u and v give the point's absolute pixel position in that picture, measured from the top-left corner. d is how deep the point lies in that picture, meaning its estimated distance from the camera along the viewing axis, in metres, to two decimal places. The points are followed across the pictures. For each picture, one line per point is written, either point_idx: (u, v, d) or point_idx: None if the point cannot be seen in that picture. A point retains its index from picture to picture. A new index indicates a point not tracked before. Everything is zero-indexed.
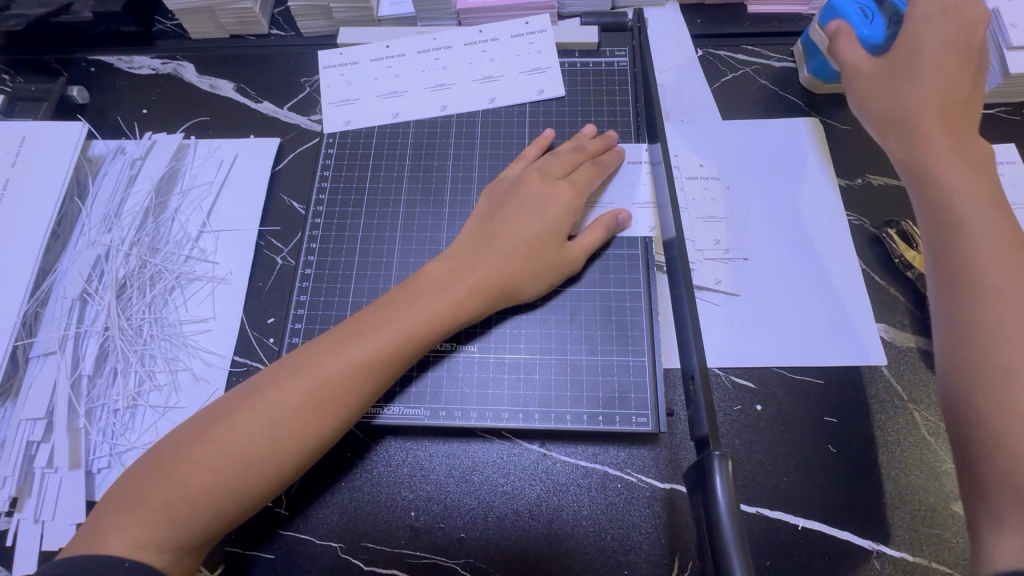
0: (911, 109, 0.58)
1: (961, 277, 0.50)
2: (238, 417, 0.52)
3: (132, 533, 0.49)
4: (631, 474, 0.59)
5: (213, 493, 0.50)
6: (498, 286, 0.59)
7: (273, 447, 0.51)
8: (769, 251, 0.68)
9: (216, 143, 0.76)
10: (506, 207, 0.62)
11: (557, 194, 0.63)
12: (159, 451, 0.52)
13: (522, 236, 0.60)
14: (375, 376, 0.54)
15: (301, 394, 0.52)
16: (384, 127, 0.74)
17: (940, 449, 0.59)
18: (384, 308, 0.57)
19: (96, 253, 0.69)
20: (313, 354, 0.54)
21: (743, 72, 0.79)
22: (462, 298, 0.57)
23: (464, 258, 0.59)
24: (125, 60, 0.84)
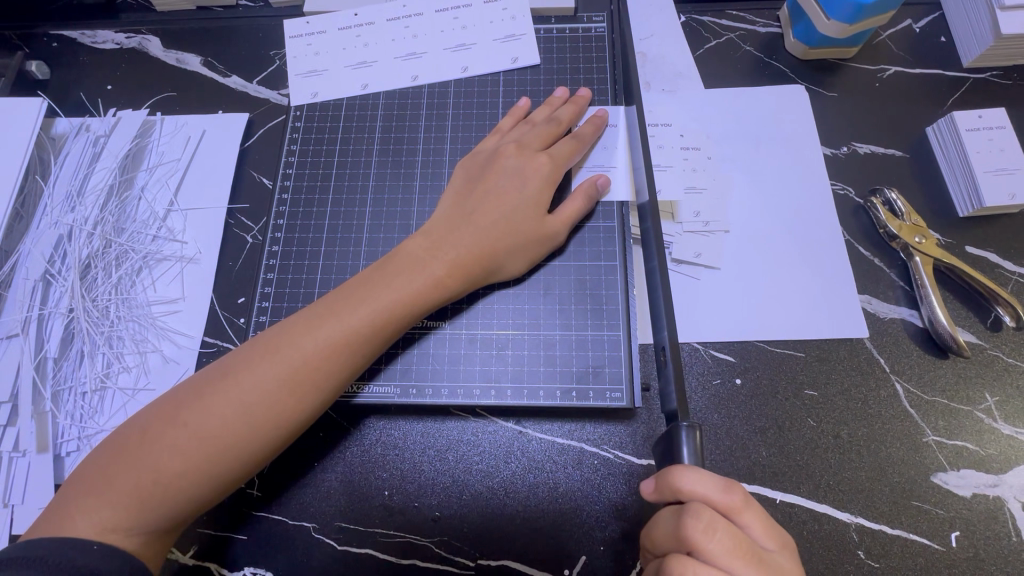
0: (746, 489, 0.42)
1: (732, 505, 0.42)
2: (210, 400, 0.49)
3: (99, 518, 0.46)
4: (607, 450, 0.58)
5: (186, 477, 0.48)
6: (479, 264, 0.56)
7: (249, 431, 0.49)
8: (751, 223, 0.66)
9: (181, 119, 0.74)
10: (484, 182, 0.60)
11: (536, 165, 0.60)
12: (125, 432, 0.50)
13: (501, 211, 0.58)
14: (355, 358, 0.52)
15: (278, 378, 0.50)
16: (353, 99, 0.71)
17: (921, 421, 0.58)
18: (360, 288, 0.54)
19: (58, 233, 0.67)
20: (288, 334, 0.52)
21: (727, 38, 0.76)
22: (442, 278, 0.55)
23: (441, 233, 0.57)
24: (87, 34, 0.80)
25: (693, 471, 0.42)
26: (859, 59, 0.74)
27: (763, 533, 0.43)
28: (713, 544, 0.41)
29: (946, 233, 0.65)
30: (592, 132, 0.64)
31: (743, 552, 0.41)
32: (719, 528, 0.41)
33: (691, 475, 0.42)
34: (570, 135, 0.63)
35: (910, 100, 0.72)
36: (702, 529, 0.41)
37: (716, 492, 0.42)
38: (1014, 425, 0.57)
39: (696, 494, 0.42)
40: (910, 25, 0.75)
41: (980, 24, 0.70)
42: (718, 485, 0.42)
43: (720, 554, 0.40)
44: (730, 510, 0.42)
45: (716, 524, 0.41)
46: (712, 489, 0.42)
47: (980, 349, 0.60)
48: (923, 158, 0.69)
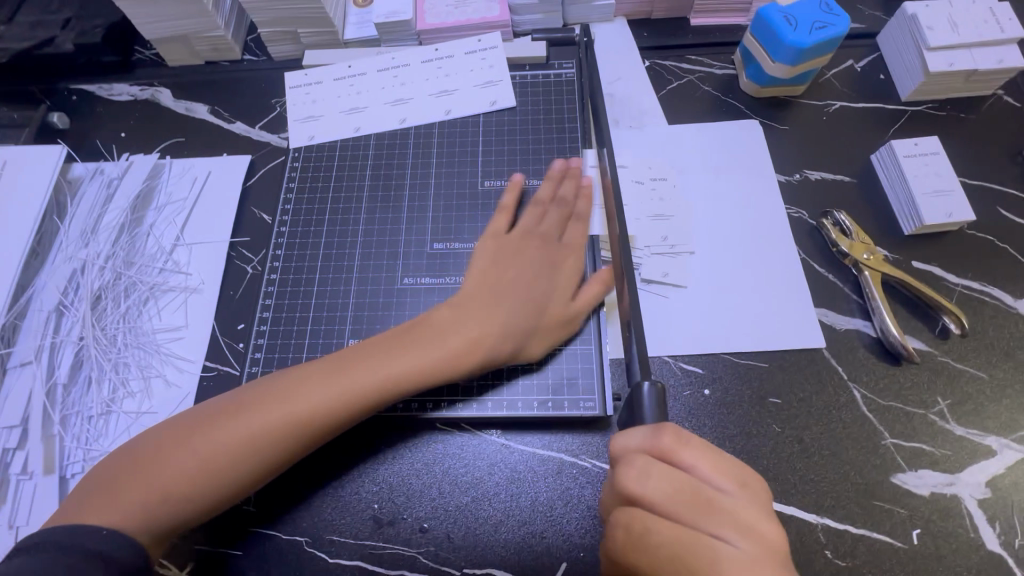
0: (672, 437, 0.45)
1: (666, 453, 0.44)
2: (221, 427, 0.53)
3: (107, 519, 0.49)
4: (584, 460, 0.61)
5: (193, 492, 0.51)
6: (495, 344, 0.59)
7: (256, 463, 0.53)
8: (714, 245, 0.71)
9: (189, 162, 0.80)
10: (502, 264, 0.64)
11: (546, 246, 0.65)
12: (140, 446, 0.53)
13: (516, 293, 0.62)
14: (360, 411, 0.56)
15: (287, 423, 0.54)
16: (347, 140, 0.78)
17: (879, 425, 0.62)
18: (374, 350, 0.58)
19: (73, 267, 0.73)
20: (302, 379, 0.56)
21: (687, 79, 0.84)
22: (459, 352, 0.58)
23: (467, 310, 0.60)
24: (105, 88, 0.88)
25: (622, 432, 0.47)
26: (808, 96, 0.81)
27: (711, 471, 0.44)
28: (649, 491, 0.44)
29: (894, 249, 0.70)
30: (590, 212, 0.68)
31: (683, 494, 0.43)
32: (652, 473, 0.44)
33: (621, 434, 0.47)
34: (577, 217, 0.68)
35: (855, 131, 0.79)
36: (634, 479, 0.44)
37: (643, 441, 0.45)
38: (965, 426, 0.61)
39: (631, 448, 0.46)
40: (852, 65, 0.83)
41: (911, 63, 0.77)
42: (643, 432, 0.45)
43: (658, 497, 0.44)
44: (664, 453, 0.44)
45: (649, 472, 0.44)
46: (641, 439, 0.46)
47: (931, 356, 0.64)
48: (869, 182, 0.75)
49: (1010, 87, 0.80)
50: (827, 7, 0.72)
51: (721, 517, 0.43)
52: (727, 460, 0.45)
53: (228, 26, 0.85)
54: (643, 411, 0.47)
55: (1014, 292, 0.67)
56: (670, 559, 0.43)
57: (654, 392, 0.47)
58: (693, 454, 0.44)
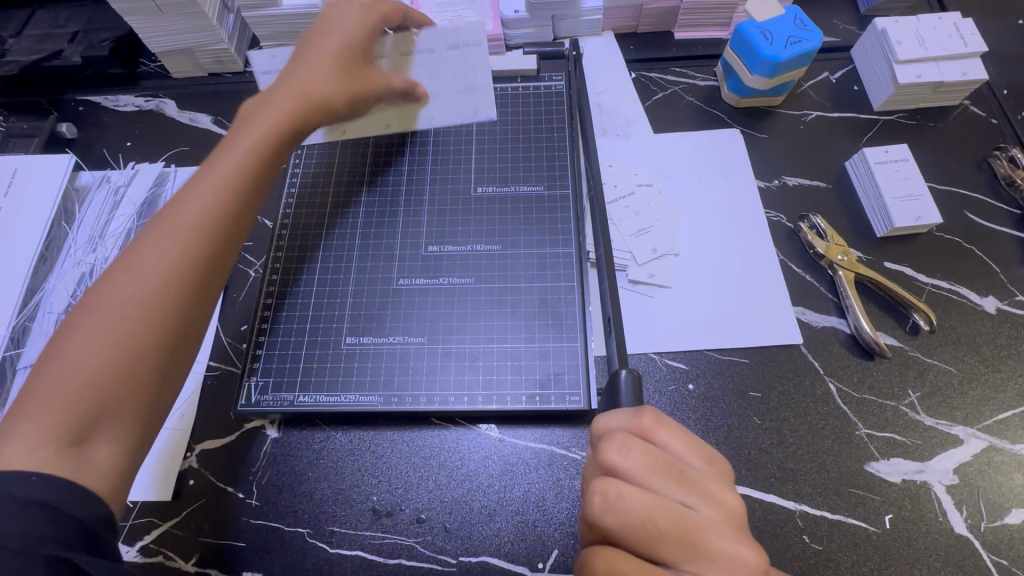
0: (649, 416, 0.49)
1: (645, 429, 0.48)
2: (112, 284, 0.53)
3: (28, 433, 0.47)
4: (575, 452, 0.64)
5: (101, 366, 0.50)
6: (308, 103, 0.67)
7: (154, 298, 0.53)
8: (698, 247, 0.75)
9: (193, 170, 0.83)
10: (294, 76, 0.68)
11: (341, 51, 0.69)
12: (40, 364, 0.51)
13: (317, 79, 0.67)
14: (244, 178, 0.61)
15: (187, 224, 0.56)
16: (345, 142, 0.80)
17: (853, 416, 0.65)
18: (202, 172, 0.61)
19: (81, 271, 0.75)
20: (166, 214, 0.57)
21: (671, 91, 0.88)
22: (284, 110, 0.65)
23: (267, 98, 0.67)
24: (111, 99, 0.91)
25: (609, 412, 0.50)
26: (786, 107, 0.86)
27: (686, 450, 0.48)
28: (629, 461, 0.47)
29: (867, 250, 0.74)
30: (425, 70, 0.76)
31: (659, 465, 0.46)
32: (633, 447, 0.47)
33: (606, 415, 0.50)
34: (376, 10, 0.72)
35: (831, 139, 0.83)
36: (617, 450, 0.47)
37: (626, 420, 0.49)
38: (934, 417, 0.64)
39: (613, 428, 0.49)
40: (827, 77, 0.87)
41: (882, 74, 0.82)
42: (627, 412, 0.49)
43: (638, 467, 0.46)
44: (643, 431, 0.48)
45: (629, 444, 0.47)
46: (624, 418, 0.49)
47: (902, 351, 0.68)
48: (844, 187, 0.79)
49: (976, 98, 0.84)
50: (801, 22, 0.76)
51: (692, 488, 0.46)
52: (701, 445, 0.49)
53: (232, 40, 0.89)
54: (620, 398, 0.52)
55: (980, 290, 0.71)
56: (644, 522, 0.45)
57: (630, 379, 0.52)
58: (669, 432, 0.48)
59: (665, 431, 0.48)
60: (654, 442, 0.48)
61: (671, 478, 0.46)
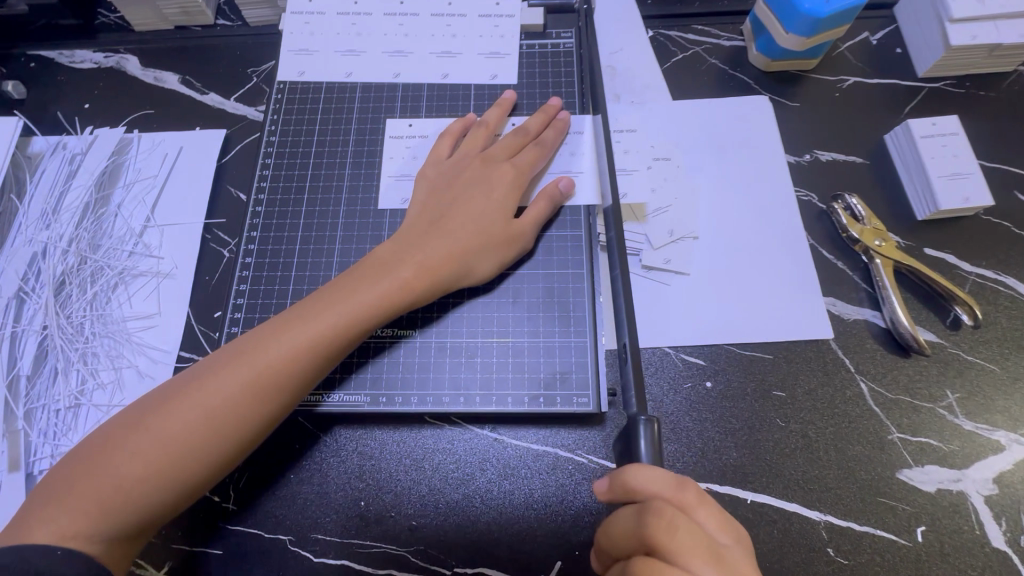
0: (690, 491, 0.43)
1: (686, 505, 0.42)
2: (177, 403, 0.48)
3: (57, 523, 0.44)
4: (581, 455, 0.59)
5: (148, 484, 0.46)
6: (446, 266, 0.56)
7: (214, 434, 0.47)
8: (720, 230, 0.68)
9: (159, 137, 0.75)
10: (441, 222, 0.58)
11: (499, 212, 0.59)
12: (91, 441, 0.48)
13: (463, 243, 0.57)
14: (315, 363, 0.51)
15: (235, 442, 0.48)
16: (329, 102, 0.71)
17: (886, 419, 0.59)
18: (326, 294, 0.53)
19: (33, 250, 0.68)
20: (249, 342, 0.50)
21: (693, 51, 0.79)
22: (407, 280, 0.54)
23: (410, 242, 0.57)
24: (66, 54, 0.81)
25: (648, 473, 0.42)
26: (821, 71, 0.77)
27: (721, 530, 0.43)
28: (674, 541, 0.41)
29: (906, 235, 0.67)
30: (566, 187, 0.62)
31: (705, 548, 0.41)
32: (678, 525, 0.41)
33: (645, 476, 0.42)
34: (534, 143, 0.64)
35: (870, 109, 0.74)
36: (660, 527, 0.41)
37: (670, 490, 0.42)
38: (975, 421, 0.59)
39: (651, 494, 0.42)
40: (867, 37, 0.78)
41: (931, 34, 0.73)
42: (671, 480, 0.42)
43: (683, 550, 0.40)
44: (686, 506, 0.42)
45: (675, 522, 0.41)
46: (666, 487, 0.42)
47: (941, 348, 0.62)
48: (882, 164, 0.71)
49: None
50: None
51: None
52: (730, 521, 0.44)
53: None
54: (638, 453, 0.43)
55: None
56: None
57: (649, 434, 0.42)
58: (708, 511, 0.43)
59: (704, 510, 0.43)
60: (696, 521, 0.42)
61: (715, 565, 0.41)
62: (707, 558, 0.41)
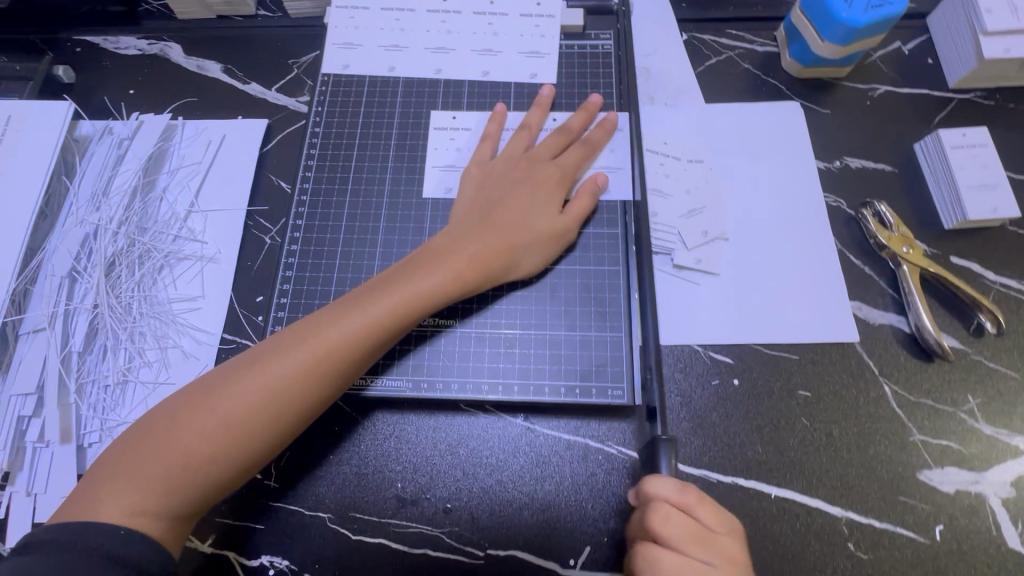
0: (686, 492, 0.49)
1: (688, 500, 0.49)
2: (235, 386, 0.50)
3: (123, 499, 0.46)
4: (611, 446, 0.61)
5: (210, 462, 0.48)
6: (495, 259, 0.58)
7: (274, 415, 0.50)
8: (750, 233, 0.69)
9: (203, 124, 0.77)
10: (490, 217, 0.60)
11: (545, 209, 0.61)
12: (153, 419, 0.50)
13: (511, 238, 0.59)
14: (369, 351, 0.53)
15: (292, 424, 0.51)
16: (372, 96, 0.72)
17: (908, 421, 0.61)
18: (380, 283, 0.55)
19: (84, 231, 0.70)
20: (304, 328, 0.53)
21: (727, 56, 0.80)
22: (459, 272, 0.56)
23: (461, 235, 0.59)
24: (111, 40, 0.83)
25: (657, 479, 0.49)
26: (853, 79, 0.78)
27: (716, 523, 0.50)
28: (672, 530, 0.48)
29: (932, 243, 0.68)
30: (603, 181, 0.65)
31: (697, 537, 0.48)
32: (675, 518, 0.48)
33: (654, 481, 0.49)
34: (579, 142, 0.66)
35: (901, 118, 0.76)
36: (659, 519, 0.48)
37: (674, 492, 0.49)
38: (994, 425, 0.61)
39: (659, 495, 0.49)
40: (899, 47, 0.79)
41: (964, 46, 0.74)
42: (675, 486, 0.49)
43: (678, 538, 0.48)
44: (687, 506, 0.49)
45: (671, 515, 0.48)
46: (671, 489, 0.49)
47: (964, 354, 0.63)
48: (911, 172, 0.72)
49: None
50: None
51: (724, 558, 0.48)
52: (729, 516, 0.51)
53: None
54: (659, 467, 0.52)
55: None
56: None
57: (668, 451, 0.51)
58: (709, 508, 0.49)
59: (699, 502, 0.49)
60: (692, 509, 0.49)
61: (699, 549, 0.48)
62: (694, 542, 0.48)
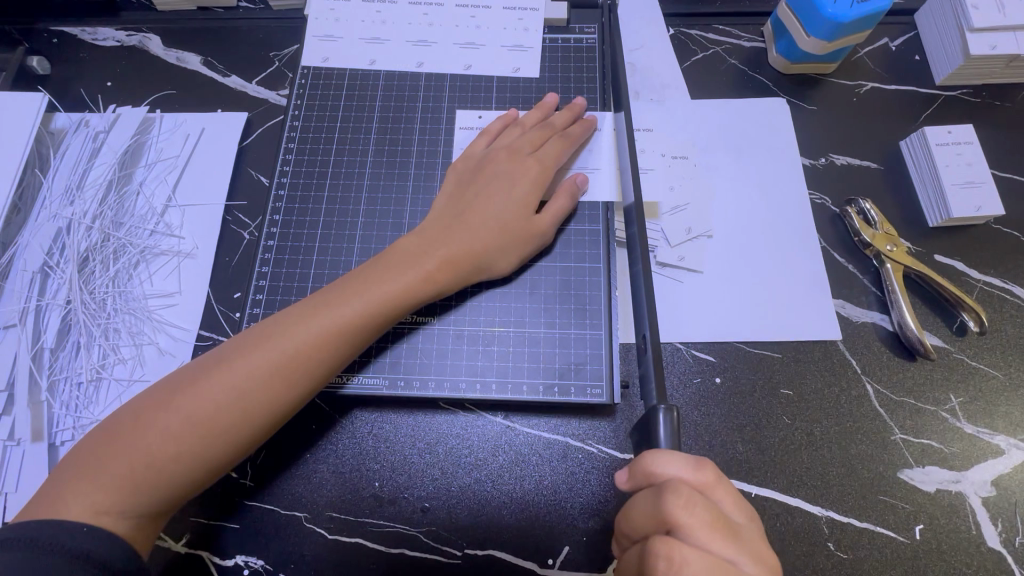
0: (701, 473, 0.43)
1: (700, 484, 0.43)
2: (205, 384, 0.49)
3: (88, 497, 0.46)
4: (591, 445, 0.60)
5: (178, 461, 0.47)
6: (471, 259, 0.57)
7: (243, 415, 0.49)
8: (734, 230, 0.69)
9: (181, 117, 0.75)
10: (467, 216, 0.59)
11: (523, 208, 0.60)
12: (120, 418, 0.49)
13: (487, 238, 0.58)
14: (341, 350, 0.52)
15: (261, 424, 0.50)
16: (352, 89, 0.71)
17: (890, 420, 0.61)
18: (352, 282, 0.54)
19: (57, 226, 0.68)
20: (276, 325, 0.52)
21: (713, 51, 0.79)
22: (432, 271, 0.56)
23: (436, 234, 0.58)
24: (89, 31, 0.82)
25: (663, 453, 0.43)
26: (839, 75, 0.77)
27: (734, 508, 0.44)
28: (693, 519, 0.41)
29: (916, 241, 0.68)
30: (582, 182, 0.63)
31: (720, 527, 0.42)
32: (697, 503, 0.42)
33: (663, 457, 0.43)
34: (560, 139, 0.64)
35: (886, 115, 0.75)
36: (680, 505, 0.41)
37: (688, 470, 0.43)
38: (975, 424, 0.60)
39: (668, 475, 0.43)
40: (886, 44, 0.79)
41: (951, 43, 0.73)
42: (689, 463, 0.43)
43: (699, 529, 0.41)
44: (704, 486, 0.43)
45: (694, 501, 0.42)
46: (683, 467, 0.43)
47: (946, 353, 0.63)
48: (896, 170, 0.72)
49: None
50: None
51: (751, 553, 0.41)
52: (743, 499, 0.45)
53: None
54: (657, 440, 0.45)
55: None
56: None
57: (668, 422, 0.44)
58: (726, 491, 0.43)
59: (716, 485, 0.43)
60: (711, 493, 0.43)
61: (727, 542, 0.41)
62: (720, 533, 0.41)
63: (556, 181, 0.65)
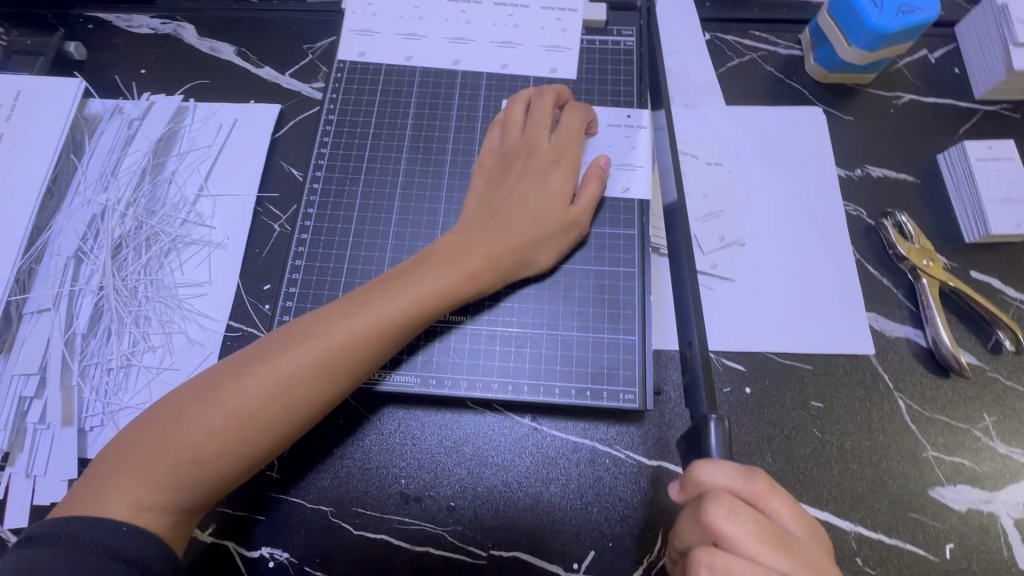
0: (750, 484, 0.42)
1: (750, 495, 0.42)
2: (247, 378, 0.49)
3: (130, 492, 0.46)
4: (619, 450, 0.60)
5: (220, 456, 0.48)
6: (509, 256, 0.57)
7: (286, 410, 0.49)
8: (767, 238, 0.68)
9: (215, 107, 0.76)
10: (503, 211, 0.59)
11: (555, 198, 0.60)
12: (161, 412, 0.49)
13: (524, 231, 0.58)
14: (383, 346, 0.52)
15: (304, 418, 0.50)
16: (388, 84, 0.71)
17: (922, 437, 0.60)
18: (393, 278, 0.54)
19: (92, 211, 0.69)
20: (317, 321, 0.52)
21: (750, 58, 0.79)
22: (473, 269, 0.55)
23: (476, 231, 0.58)
24: (124, 18, 0.82)
25: (711, 463, 0.43)
26: (877, 86, 0.76)
27: (792, 519, 0.42)
28: (737, 529, 0.41)
29: (952, 257, 0.67)
30: (605, 164, 0.63)
31: (770, 537, 0.41)
32: (742, 512, 0.41)
33: (710, 466, 0.42)
34: (583, 132, 0.64)
35: (924, 128, 0.74)
36: (723, 515, 0.41)
37: (739, 481, 0.42)
38: (1009, 444, 0.60)
39: (715, 486, 0.42)
40: (926, 55, 0.78)
41: (994, 57, 0.73)
42: (740, 472, 0.42)
43: (748, 539, 0.41)
44: (754, 496, 0.42)
45: (737, 509, 0.41)
46: (732, 477, 0.42)
47: (981, 371, 0.62)
48: (934, 183, 0.71)
49: None
50: None
51: (806, 565, 0.41)
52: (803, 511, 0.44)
53: None
54: (706, 448, 0.44)
55: None
56: None
57: (718, 429, 0.44)
58: (780, 500, 0.42)
59: (769, 493, 0.42)
60: (762, 503, 0.42)
61: (779, 553, 0.41)
62: (768, 543, 0.41)
63: (591, 174, 0.65)
